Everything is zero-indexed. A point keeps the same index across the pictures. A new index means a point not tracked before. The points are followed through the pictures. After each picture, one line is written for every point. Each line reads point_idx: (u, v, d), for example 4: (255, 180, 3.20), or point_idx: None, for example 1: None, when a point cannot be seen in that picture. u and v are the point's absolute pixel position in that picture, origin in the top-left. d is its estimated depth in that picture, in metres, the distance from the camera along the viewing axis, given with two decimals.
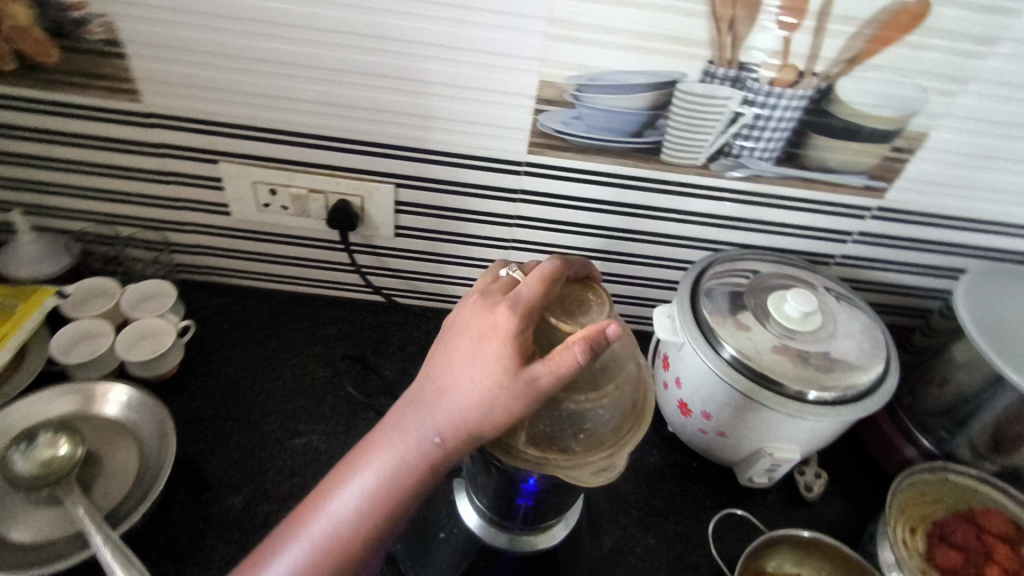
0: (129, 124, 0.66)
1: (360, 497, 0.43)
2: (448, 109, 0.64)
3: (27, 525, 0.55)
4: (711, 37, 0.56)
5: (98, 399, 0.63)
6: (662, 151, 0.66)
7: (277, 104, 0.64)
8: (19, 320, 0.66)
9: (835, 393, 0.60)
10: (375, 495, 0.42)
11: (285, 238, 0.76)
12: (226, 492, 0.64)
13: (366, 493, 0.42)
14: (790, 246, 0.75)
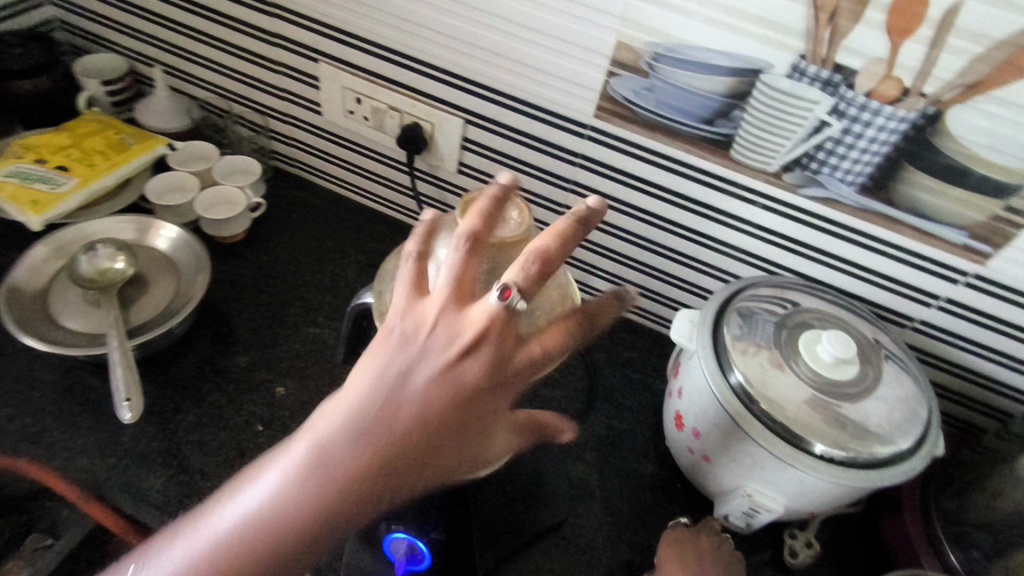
0: (254, 9, 0.73)
1: (272, 502, 0.34)
2: (525, 54, 0.63)
3: (79, 318, 0.64)
4: (809, 28, 0.51)
5: (152, 232, 0.72)
6: (733, 147, 0.61)
7: (375, 16, 0.67)
8: (130, 156, 0.77)
9: (838, 453, 0.53)
10: (268, 512, 0.34)
11: (363, 149, 0.81)
12: (236, 351, 0.70)
13: (235, 536, 0.34)
14: (861, 293, 0.67)
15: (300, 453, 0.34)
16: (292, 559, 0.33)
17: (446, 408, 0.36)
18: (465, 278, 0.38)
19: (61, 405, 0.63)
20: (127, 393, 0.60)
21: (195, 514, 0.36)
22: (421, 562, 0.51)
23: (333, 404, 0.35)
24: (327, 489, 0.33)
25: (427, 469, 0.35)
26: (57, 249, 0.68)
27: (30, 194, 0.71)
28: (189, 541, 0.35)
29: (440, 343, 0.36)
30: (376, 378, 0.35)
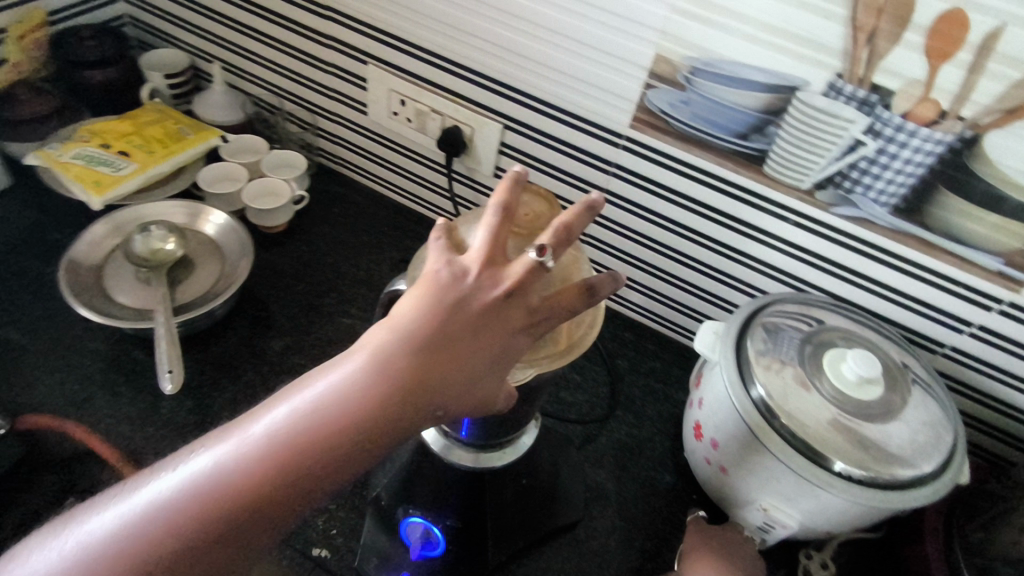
0: (310, 11, 0.77)
1: (329, 402, 0.35)
2: (566, 63, 0.65)
3: (129, 293, 0.68)
4: (847, 47, 0.52)
5: (202, 218, 0.76)
6: (767, 163, 0.62)
7: (423, 22, 0.70)
8: (187, 145, 0.82)
9: (857, 471, 0.53)
10: (323, 411, 0.35)
11: (404, 149, 0.84)
12: (272, 335, 0.73)
13: (290, 432, 0.35)
14: (891, 315, 0.66)
15: (357, 360, 0.37)
16: (343, 458, 0.35)
17: (489, 336, 0.39)
18: (500, 240, 0.41)
19: (109, 374, 0.67)
20: (171, 364, 0.63)
21: (244, 417, 0.37)
22: (434, 548, 0.55)
23: (387, 320, 0.38)
24: (383, 392, 0.36)
25: (467, 388, 0.38)
26: (114, 227, 0.72)
27: (93, 175, 0.76)
28: (241, 438, 0.35)
29: (484, 282, 0.39)
30: (430, 299, 0.38)
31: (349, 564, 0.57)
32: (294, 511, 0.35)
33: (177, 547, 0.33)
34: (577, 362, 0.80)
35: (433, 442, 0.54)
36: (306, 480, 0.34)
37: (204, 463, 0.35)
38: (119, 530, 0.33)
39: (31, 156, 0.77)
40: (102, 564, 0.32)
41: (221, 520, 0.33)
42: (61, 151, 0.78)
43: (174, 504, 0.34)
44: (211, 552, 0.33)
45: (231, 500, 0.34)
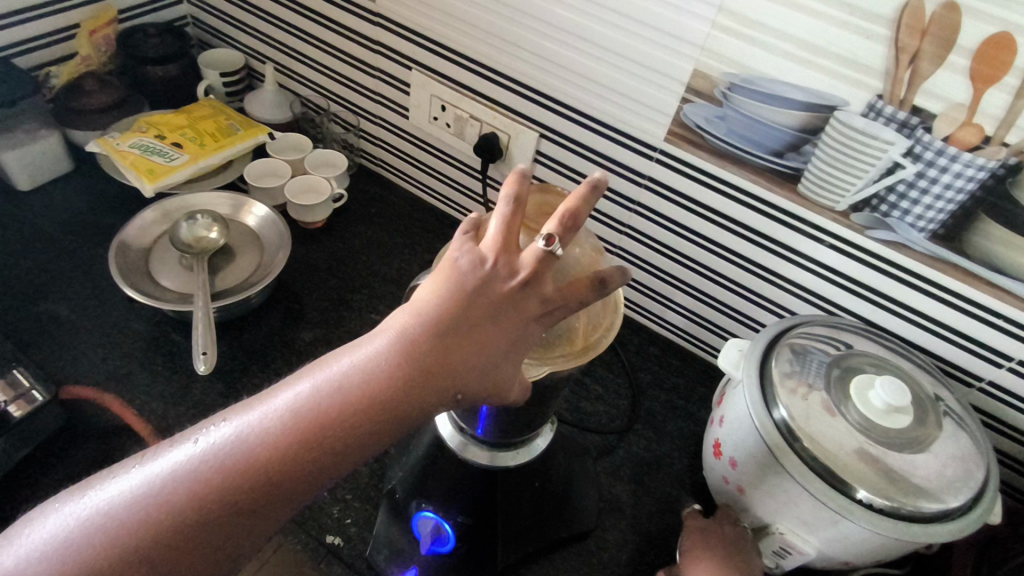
0: (360, 17, 0.79)
1: (352, 380, 0.38)
2: (605, 76, 0.66)
3: (171, 277, 0.71)
4: (889, 68, 0.51)
5: (245, 210, 0.79)
6: (801, 182, 0.61)
7: (467, 31, 0.72)
8: (236, 140, 0.85)
9: (880, 500, 0.51)
10: (348, 387, 0.38)
11: (442, 154, 0.86)
12: (304, 326, 0.76)
13: (315, 405, 0.37)
14: (925, 345, 0.64)
15: (379, 342, 0.39)
16: (364, 432, 0.37)
17: (506, 325, 0.40)
18: (514, 227, 0.42)
19: (148, 353, 0.70)
20: (205, 346, 0.66)
21: (269, 391, 0.39)
22: (444, 544, 0.55)
23: (410, 306, 0.40)
24: (404, 373, 0.38)
25: (483, 375, 0.40)
26: (163, 214, 0.76)
27: (147, 164, 0.80)
28: (267, 409, 0.38)
29: (500, 270, 0.41)
30: (449, 286, 0.40)
31: (361, 554, 0.58)
32: (314, 480, 0.37)
33: (202, 510, 0.35)
34: (600, 373, 0.80)
35: (448, 438, 0.54)
36: (329, 451, 0.37)
37: (232, 431, 0.37)
38: (147, 491, 0.35)
39: (92, 144, 0.81)
40: (128, 523, 0.34)
41: (246, 485, 0.35)
42: (120, 140, 0.82)
43: (202, 468, 0.35)
44: (234, 515, 0.35)
45: (257, 467, 0.36)
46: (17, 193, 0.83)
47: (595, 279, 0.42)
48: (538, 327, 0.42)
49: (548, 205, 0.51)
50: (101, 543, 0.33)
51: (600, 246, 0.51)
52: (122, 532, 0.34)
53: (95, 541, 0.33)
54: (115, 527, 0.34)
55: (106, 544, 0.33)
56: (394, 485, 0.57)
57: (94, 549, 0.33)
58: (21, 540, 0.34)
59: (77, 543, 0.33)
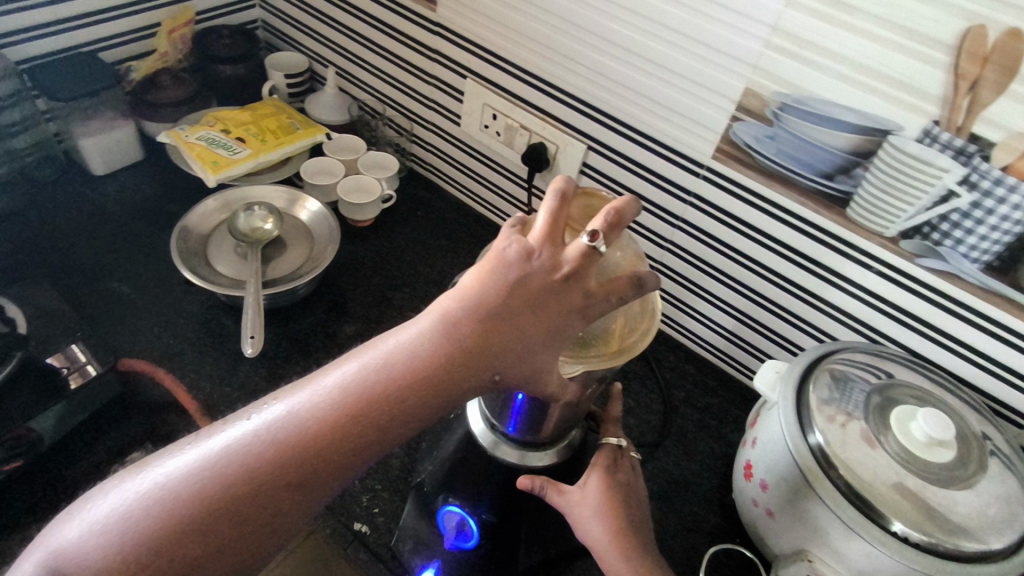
0: (421, 26, 0.82)
1: (397, 361, 0.40)
2: (656, 91, 0.66)
3: (226, 263, 0.75)
4: (947, 94, 0.51)
5: (299, 205, 0.82)
6: (851, 206, 0.60)
7: (523, 42, 0.74)
8: (295, 139, 0.90)
9: (916, 534, 0.50)
10: (391, 367, 0.40)
11: (490, 161, 0.88)
12: (346, 320, 0.78)
13: (361, 384, 0.39)
14: (974, 381, 0.62)
15: (422, 325, 0.41)
16: (407, 410, 0.39)
17: (547, 315, 0.41)
18: (559, 222, 0.44)
19: (200, 335, 0.73)
20: (253, 330, 0.69)
21: (316, 372, 0.41)
22: (468, 540, 0.55)
23: (452, 294, 0.42)
24: (446, 355, 0.40)
25: (523, 361, 0.41)
26: (223, 204, 0.80)
27: (212, 156, 0.84)
28: (316, 387, 0.40)
29: (545, 262, 0.42)
30: (494, 276, 0.41)
31: (386, 544, 0.59)
32: (359, 455, 0.39)
33: (253, 482, 0.37)
34: (632, 387, 0.80)
35: (481, 434, 0.55)
36: (373, 427, 0.39)
37: (282, 409, 0.39)
38: (202, 464, 0.37)
39: (163, 135, 0.86)
40: (185, 494, 0.36)
41: (295, 458, 0.37)
42: (188, 132, 0.87)
43: (253, 442, 0.37)
44: (283, 487, 0.37)
45: (305, 441, 0.38)
46: (92, 177, 0.88)
47: (635, 279, 0.44)
48: (578, 320, 0.43)
49: (592, 208, 0.52)
50: (160, 513, 0.36)
51: (642, 253, 0.51)
52: (179, 502, 0.36)
53: (157, 512, 0.36)
54: (173, 498, 0.36)
55: (164, 513, 0.36)
56: (423, 478, 0.58)
57: (152, 519, 0.36)
58: (86, 512, 0.37)
59: (137, 513, 0.36)
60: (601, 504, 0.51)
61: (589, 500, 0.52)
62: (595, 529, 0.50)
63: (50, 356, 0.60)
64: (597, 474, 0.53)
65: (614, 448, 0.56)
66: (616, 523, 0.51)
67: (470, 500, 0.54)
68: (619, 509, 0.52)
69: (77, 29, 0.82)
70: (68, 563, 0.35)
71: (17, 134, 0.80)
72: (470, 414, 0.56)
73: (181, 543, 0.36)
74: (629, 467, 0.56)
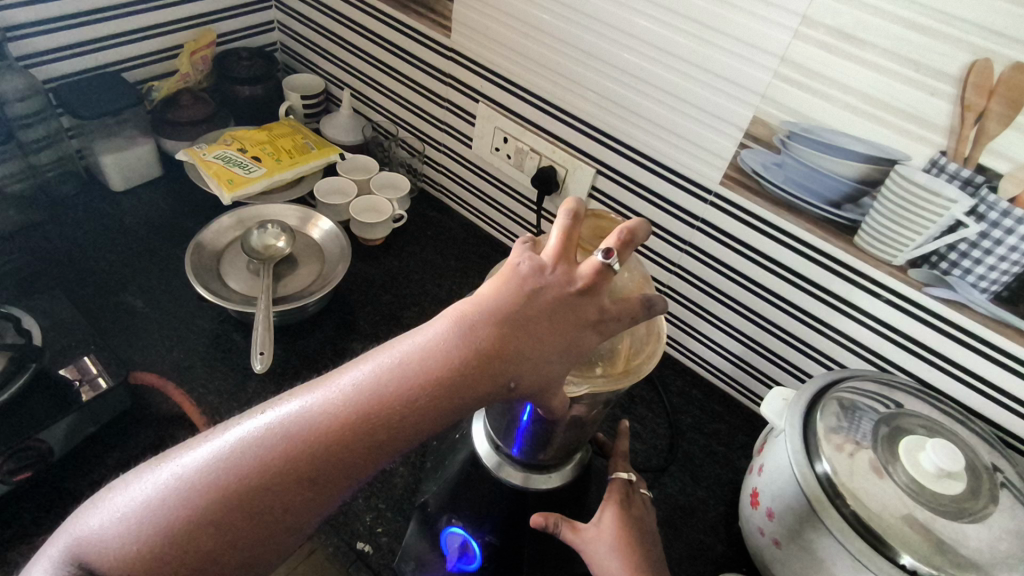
0: (435, 51, 0.84)
1: (412, 360, 0.40)
2: (665, 118, 0.67)
3: (238, 280, 0.76)
4: (953, 125, 0.51)
5: (312, 223, 0.84)
6: (858, 235, 0.60)
7: (534, 68, 0.75)
8: (309, 159, 0.91)
9: (925, 567, 0.49)
10: (407, 366, 0.40)
11: (500, 182, 0.89)
12: (354, 338, 0.79)
13: (376, 383, 0.40)
14: (981, 410, 0.62)
15: (439, 327, 0.42)
16: (421, 411, 0.39)
17: (561, 327, 0.42)
18: (572, 241, 0.44)
19: (210, 350, 0.74)
20: (262, 346, 0.70)
21: (333, 373, 0.42)
22: (472, 562, 0.55)
23: (467, 298, 0.43)
24: (460, 357, 0.40)
25: (538, 369, 0.41)
26: (238, 221, 0.81)
27: (228, 174, 0.86)
28: (331, 386, 0.40)
29: (559, 278, 0.43)
30: (509, 287, 0.42)
31: (388, 564, 0.59)
32: (372, 457, 0.39)
33: (266, 477, 0.37)
34: (639, 409, 0.80)
35: (485, 455, 0.55)
36: (387, 427, 0.39)
37: (297, 406, 0.39)
38: (216, 457, 0.38)
39: (181, 153, 0.88)
40: (199, 486, 0.37)
41: (308, 455, 0.38)
42: (206, 151, 0.89)
43: (267, 438, 0.38)
44: (295, 484, 0.37)
45: (317, 439, 0.38)
46: (112, 193, 0.90)
47: (646, 302, 0.45)
48: (593, 335, 0.43)
49: (603, 231, 0.53)
50: (176, 504, 0.37)
51: (649, 275, 0.52)
52: (193, 493, 0.37)
53: (175, 502, 0.37)
54: (189, 489, 0.37)
55: (180, 502, 0.36)
56: (427, 498, 0.58)
57: (168, 509, 0.36)
58: (109, 501, 0.38)
59: (155, 504, 0.37)
60: (617, 541, 0.50)
61: (606, 536, 0.51)
62: (611, 565, 0.49)
63: (61, 368, 0.61)
64: (612, 509, 0.53)
65: (625, 482, 0.56)
66: (631, 561, 0.49)
67: (471, 520, 0.54)
68: (634, 546, 0.51)
69: (102, 50, 0.85)
70: (89, 549, 0.37)
71: (40, 150, 0.83)
72: (474, 436, 0.57)
73: (195, 534, 0.36)
74: (642, 503, 0.56)
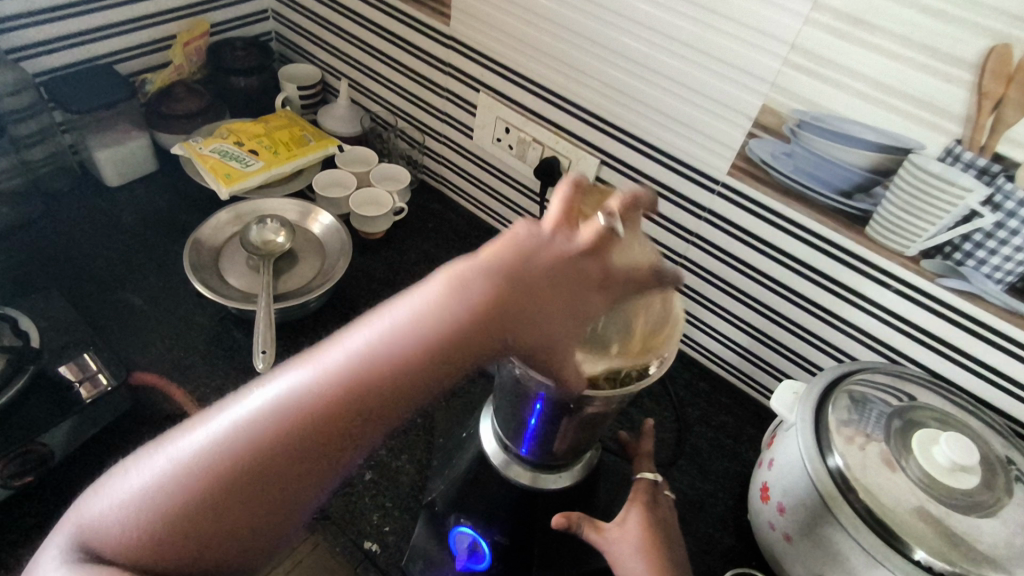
0: (434, 39, 0.82)
1: (406, 326, 0.38)
2: (671, 107, 0.66)
3: (238, 277, 0.75)
4: (970, 113, 0.50)
5: (312, 218, 0.82)
6: (869, 225, 0.59)
7: (537, 56, 0.73)
8: (308, 151, 0.90)
9: (940, 563, 0.48)
10: (401, 331, 0.38)
11: (502, 173, 0.88)
12: None
13: (369, 349, 0.38)
14: (993, 401, 0.61)
15: (431, 289, 0.40)
16: (421, 376, 0.38)
17: (565, 291, 0.40)
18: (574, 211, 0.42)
19: (211, 347, 0.73)
20: (264, 344, 0.68)
21: (324, 344, 0.40)
22: (480, 562, 0.53)
23: (461, 259, 0.41)
24: (459, 320, 0.38)
25: (543, 335, 0.40)
26: (236, 216, 0.80)
27: (225, 168, 0.85)
28: (323, 356, 0.39)
29: (561, 243, 0.41)
30: (506, 250, 0.40)
31: (396, 562, 0.58)
32: (374, 424, 0.38)
33: (264, 454, 0.36)
34: (645, 402, 0.79)
35: (492, 454, 0.56)
36: (387, 393, 0.38)
37: (289, 378, 0.38)
38: (211, 437, 0.37)
39: (177, 147, 0.87)
40: (198, 468, 0.36)
41: (306, 428, 0.36)
42: (202, 144, 0.87)
43: (261, 413, 0.37)
44: (295, 458, 0.36)
45: (314, 410, 0.37)
46: (107, 188, 0.88)
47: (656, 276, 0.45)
48: (600, 299, 0.42)
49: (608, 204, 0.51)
50: (176, 489, 0.36)
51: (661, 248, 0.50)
52: (194, 475, 0.36)
53: (176, 485, 0.36)
54: (189, 472, 0.36)
55: (180, 489, 0.36)
56: (433, 496, 0.57)
57: (169, 493, 0.36)
58: (109, 490, 0.37)
59: (156, 489, 0.36)
60: (642, 543, 0.49)
61: (629, 537, 0.50)
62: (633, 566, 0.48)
63: (61, 366, 0.60)
64: (637, 511, 0.52)
65: (651, 483, 0.55)
66: (655, 564, 0.48)
67: (480, 517, 0.54)
68: (658, 549, 0.49)
69: (93, 42, 0.83)
70: (96, 538, 0.36)
71: (33, 145, 0.81)
72: (482, 433, 0.58)
73: (199, 518, 0.35)
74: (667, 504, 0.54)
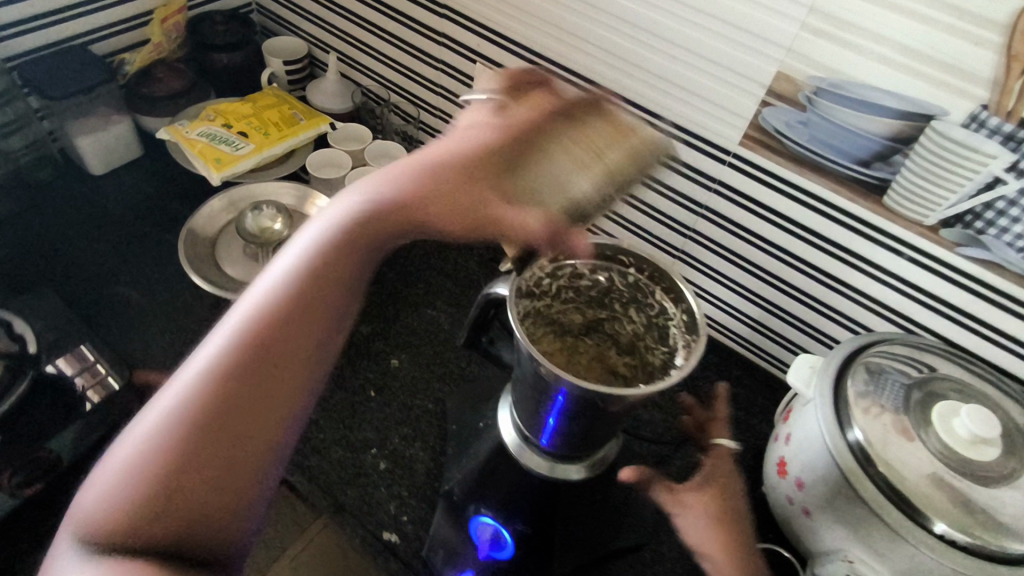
0: (427, 8, 0.79)
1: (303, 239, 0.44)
2: (680, 75, 0.63)
3: (239, 268, 0.74)
4: (997, 77, 0.48)
5: (309, 202, 0.80)
6: (888, 195, 0.58)
7: (536, 25, 0.70)
8: (299, 131, 0.86)
9: (958, 534, 0.48)
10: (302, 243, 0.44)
11: None
12: (360, 319, 0.75)
13: (299, 264, 0.43)
14: (1010, 369, 0.61)
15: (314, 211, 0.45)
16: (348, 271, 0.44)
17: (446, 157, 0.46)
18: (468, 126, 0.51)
19: None
20: None
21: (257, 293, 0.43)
22: (502, 550, 0.54)
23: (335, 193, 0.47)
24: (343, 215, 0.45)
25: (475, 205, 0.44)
26: (228, 203, 0.78)
27: (215, 152, 0.81)
28: (265, 288, 0.42)
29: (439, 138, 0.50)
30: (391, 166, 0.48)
31: (417, 553, 0.57)
32: (333, 322, 0.43)
33: (241, 370, 0.39)
34: None
35: (510, 444, 0.55)
36: (331, 292, 0.43)
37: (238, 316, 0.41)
38: (185, 386, 0.38)
39: (163, 132, 0.83)
40: (183, 410, 0.37)
41: (272, 335, 0.40)
42: (188, 128, 0.84)
43: (223, 344, 0.40)
44: (272, 365, 0.40)
45: (274, 320, 0.41)
46: (91, 177, 0.85)
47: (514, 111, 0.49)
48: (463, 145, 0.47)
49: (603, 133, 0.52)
50: (167, 439, 0.36)
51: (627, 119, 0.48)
52: (180, 417, 0.37)
53: (166, 435, 0.36)
54: (174, 419, 0.37)
55: (165, 449, 0.36)
56: (451, 486, 0.57)
57: (163, 445, 0.36)
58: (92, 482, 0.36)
59: (145, 450, 0.36)
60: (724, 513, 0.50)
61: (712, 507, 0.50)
62: (713, 536, 0.49)
63: (58, 358, 0.60)
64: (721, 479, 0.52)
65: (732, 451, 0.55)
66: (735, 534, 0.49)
67: (503, 505, 0.54)
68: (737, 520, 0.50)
69: (67, 21, 0.78)
70: (95, 524, 0.35)
71: (10, 134, 0.77)
72: (500, 423, 0.57)
73: (201, 452, 0.36)
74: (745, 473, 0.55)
